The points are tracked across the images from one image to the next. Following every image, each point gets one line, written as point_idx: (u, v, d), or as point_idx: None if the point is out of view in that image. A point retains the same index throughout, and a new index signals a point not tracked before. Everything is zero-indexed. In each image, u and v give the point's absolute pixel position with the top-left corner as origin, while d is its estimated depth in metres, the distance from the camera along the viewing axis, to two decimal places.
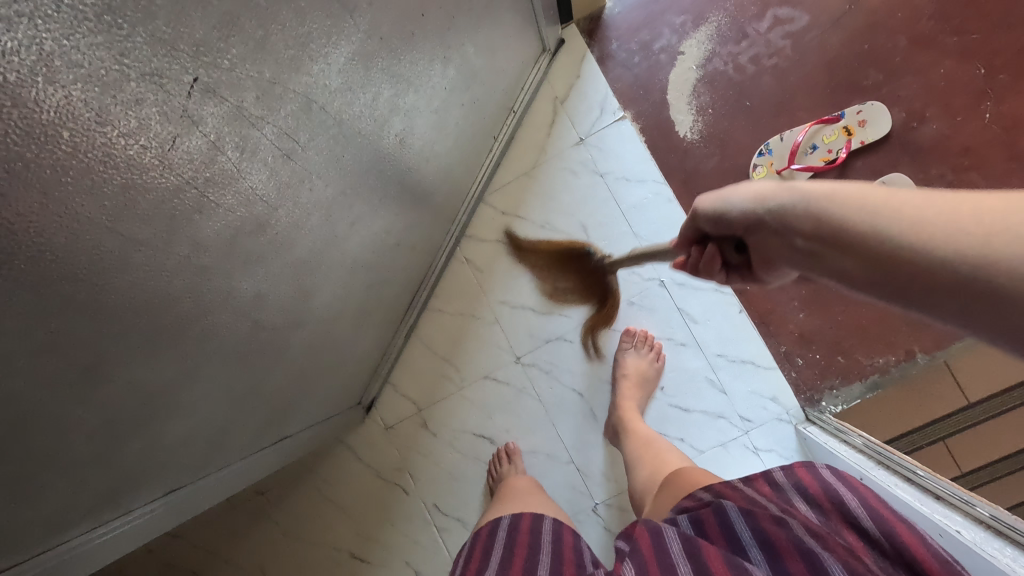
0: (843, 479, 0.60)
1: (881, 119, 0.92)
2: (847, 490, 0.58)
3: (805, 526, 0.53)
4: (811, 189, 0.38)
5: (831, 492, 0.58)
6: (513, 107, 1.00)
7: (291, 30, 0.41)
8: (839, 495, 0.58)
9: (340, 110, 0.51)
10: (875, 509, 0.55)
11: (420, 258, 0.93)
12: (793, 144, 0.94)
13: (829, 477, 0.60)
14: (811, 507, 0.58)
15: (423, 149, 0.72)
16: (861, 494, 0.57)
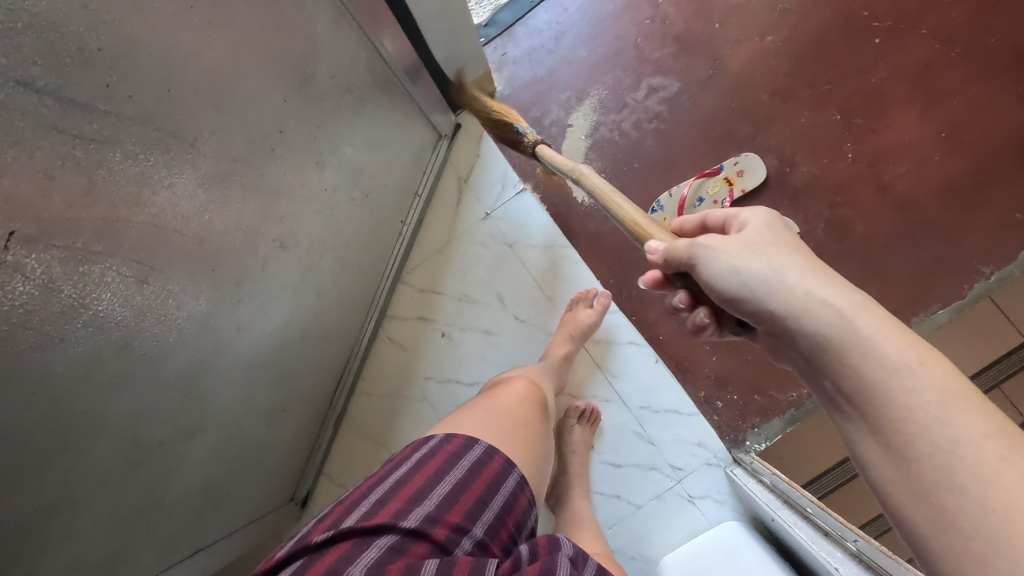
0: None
1: (757, 167, 1.00)
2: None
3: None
4: (858, 323, 0.42)
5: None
6: (418, 191, 1.04)
7: (121, 172, 0.44)
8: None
9: (199, 228, 0.54)
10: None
11: (336, 344, 0.94)
12: (680, 199, 1.00)
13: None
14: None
15: (314, 245, 0.75)
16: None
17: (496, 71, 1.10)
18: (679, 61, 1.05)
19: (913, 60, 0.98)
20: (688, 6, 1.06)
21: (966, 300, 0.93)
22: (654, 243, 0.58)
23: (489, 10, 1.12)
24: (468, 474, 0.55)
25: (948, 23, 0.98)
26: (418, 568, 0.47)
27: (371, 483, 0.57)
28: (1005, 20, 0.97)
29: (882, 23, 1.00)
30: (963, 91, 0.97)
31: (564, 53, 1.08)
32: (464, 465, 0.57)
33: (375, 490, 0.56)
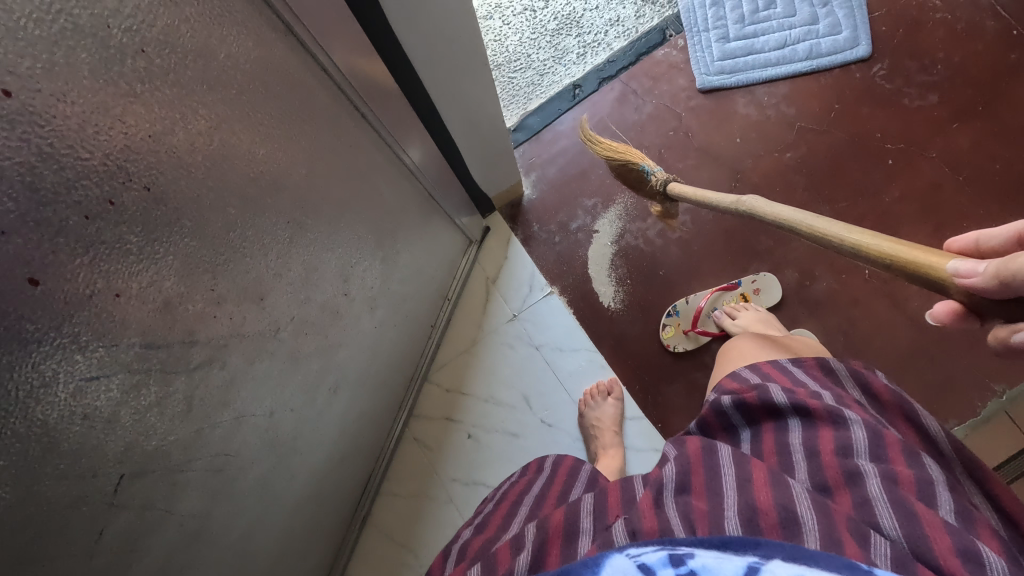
0: (811, 367, 0.61)
1: (774, 287, 1.04)
2: (817, 379, 0.59)
3: (850, 441, 0.50)
4: None
5: (838, 380, 0.59)
6: (448, 294, 1.06)
7: (215, 384, 0.45)
8: (830, 373, 0.60)
9: (270, 404, 0.55)
10: (851, 402, 0.55)
11: (367, 455, 0.94)
12: (696, 308, 1.04)
13: (797, 363, 0.62)
14: (801, 373, 0.60)
15: (360, 377, 0.76)
16: (827, 379, 0.59)
17: (524, 174, 1.14)
18: (702, 173, 1.09)
19: (923, 182, 1.04)
20: (709, 120, 1.10)
21: (978, 417, 0.97)
22: (956, 264, 0.41)
23: (518, 113, 1.16)
24: (556, 467, 0.68)
25: (955, 149, 1.04)
26: (576, 508, 0.53)
27: (516, 492, 0.66)
28: (1008, 148, 1.03)
29: (893, 146, 1.05)
30: (973, 214, 1.01)
31: (591, 159, 1.12)
32: (547, 466, 0.70)
33: (519, 500, 0.63)
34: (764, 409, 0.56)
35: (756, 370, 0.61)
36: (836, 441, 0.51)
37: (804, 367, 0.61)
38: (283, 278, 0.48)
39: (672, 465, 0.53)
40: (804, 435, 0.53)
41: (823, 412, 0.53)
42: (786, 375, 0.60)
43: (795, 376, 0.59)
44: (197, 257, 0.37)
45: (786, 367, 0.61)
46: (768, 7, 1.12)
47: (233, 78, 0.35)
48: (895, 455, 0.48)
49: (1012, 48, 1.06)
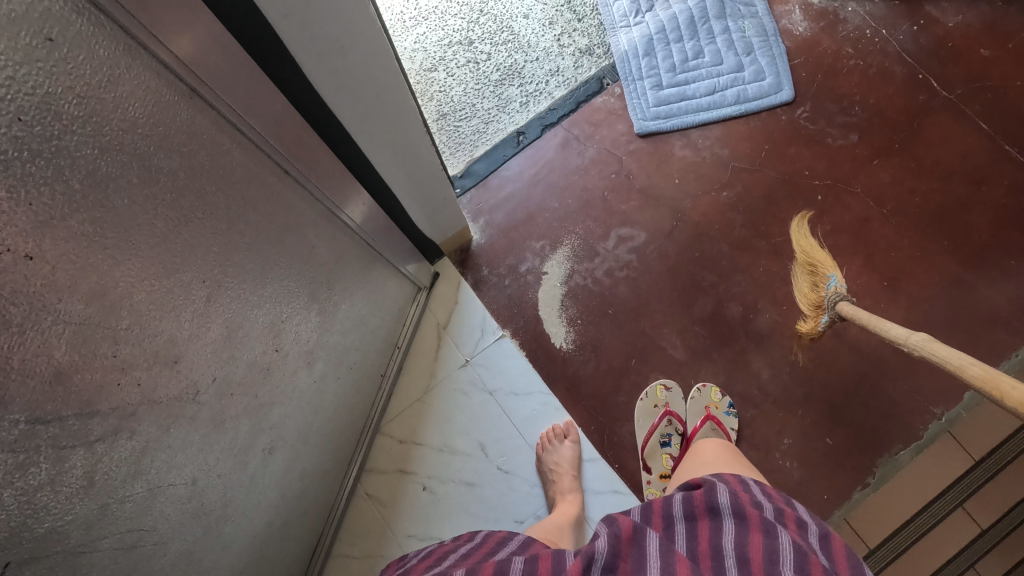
0: (770, 491, 0.59)
1: None
2: (770, 497, 0.57)
3: (776, 552, 0.48)
4: None
5: (786, 503, 0.57)
6: (397, 342, 1.04)
7: (125, 454, 0.42)
8: (789, 503, 0.57)
9: (192, 471, 0.52)
10: (791, 524, 0.52)
11: (316, 514, 0.89)
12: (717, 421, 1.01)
13: (756, 484, 0.60)
14: (756, 488, 0.58)
15: (301, 434, 0.73)
16: (777, 500, 0.57)
17: (472, 220, 1.15)
18: (645, 214, 1.12)
19: (851, 216, 1.09)
20: (649, 163, 1.15)
21: (923, 439, 0.99)
22: None
23: (464, 160, 1.18)
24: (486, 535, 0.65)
25: (877, 184, 1.10)
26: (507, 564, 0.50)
27: (442, 550, 0.64)
28: (925, 183, 1.09)
29: (821, 182, 1.11)
30: (899, 245, 1.07)
31: (537, 203, 1.14)
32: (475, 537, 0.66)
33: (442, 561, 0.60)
34: (708, 509, 0.54)
35: (716, 475, 0.61)
36: (764, 550, 0.48)
37: (760, 486, 0.60)
38: (201, 338, 0.47)
39: (603, 540, 0.51)
40: (737, 539, 0.51)
41: (761, 521, 0.51)
42: (740, 486, 0.58)
43: (750, 487, 0.58)
44: (92, 324, 0.36)
45: (745, 483, 0.59)
46: (697, 56, 1.19)
47: (129, 142, 0.34)
48: (817, 574, 0.45)
49: (920, 91, 1.14)
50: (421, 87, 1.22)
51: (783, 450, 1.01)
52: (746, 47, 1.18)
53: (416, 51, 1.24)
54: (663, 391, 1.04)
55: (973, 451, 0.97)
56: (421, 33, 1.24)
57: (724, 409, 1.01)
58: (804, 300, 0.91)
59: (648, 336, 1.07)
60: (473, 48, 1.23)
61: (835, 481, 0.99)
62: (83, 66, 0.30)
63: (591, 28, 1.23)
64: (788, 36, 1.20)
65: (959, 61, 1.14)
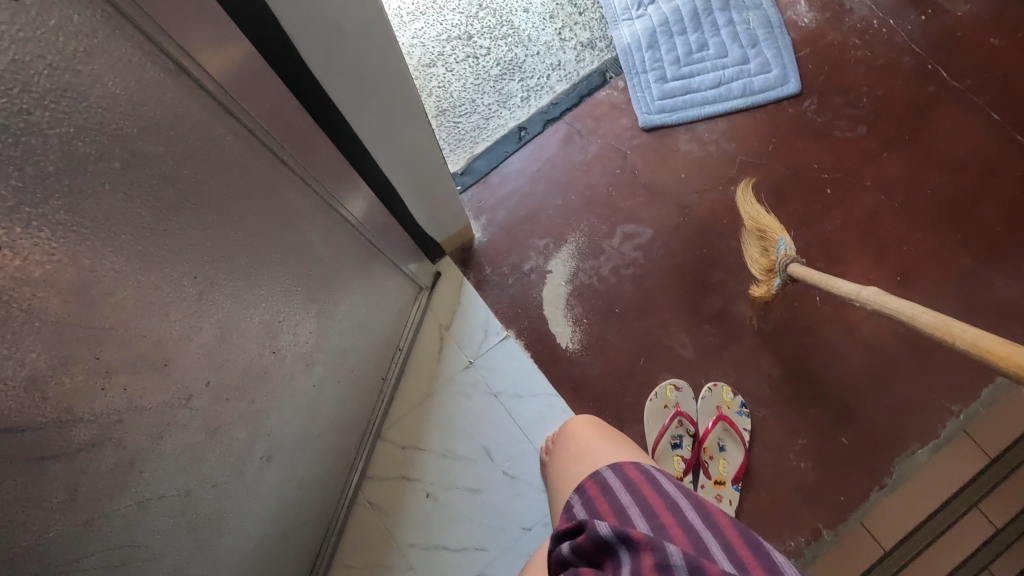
0: (634, 479, 0.57)
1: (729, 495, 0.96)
2: (634, 493, 0.55)
3: (669, 562, 0.45)
4: None
5: (654, 485, 0.56)
6: (399, 344, 1.01)
7: (111, 465, 0.39)
8: (652, 481, 0.56)
9: (184, 481, 0.48)
10: (669, 520, 0.51)
11: (315, 524, 0.86)
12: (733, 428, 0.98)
13: (614, 477, 0.58)
14: (619, 490, 0.56)
15: (300, 440, 0.70)
16: (644, 490, 0.55)
17: (473, 218, 1.11)
18: (651, 210, 1.10)
19: (861, 210, 1.07)
20: (654, 158, 1.12)
21: (939, 437, 0.97)
22: None
23: (464, 157, 1.15)
24: None
25: (888, 177, 1.08)
26: None
27: None
28: (936, 176, 1.07)
29: (830, 176, 1.09)
30: (911, 239, 1.05)
31: (540, 200, 1.11)
32: None
33: None
34: (594, 545, 0.50)
35: (583, 503, 0.57)
36: (658, 566, 0.45)
37: (620, 477, 0.58)
38: (194, 339, 0.44)
39: None
40: (632, 568, 0.46)
41: (642, 532, 0.48)
42: (607, 504, 0.55)
43: (614, 493, 0.56)
44: (72, 323, 0.32)
45: (607, 486, 0.57)
46: (701, 49, 1.16)
47: (111, 122, 0.31)
48: (707, 565, 0.44)
49: (929, 81, 1.12)
50: (420, 82, 1.19)
51: (797, 451, 0.98)
52: (751, 39, 1.16)
53: (414, 47, 1.21)
54: (673, 391, 1.01)
55: (989, 449, 0.95)
56: (419, 28, 1.22)
57: (736, 409, 1.00)
58: (757, 266, 0.96)
59: (655, 335, 1.04)
60: (473, 43, 1.20)
61: (851, 482, 0.96)
62: (55, 33, 0.27)
63: (593, 22, 1.20)
64: (794, 28, 1.17)
65: (968, 51, 1.12)
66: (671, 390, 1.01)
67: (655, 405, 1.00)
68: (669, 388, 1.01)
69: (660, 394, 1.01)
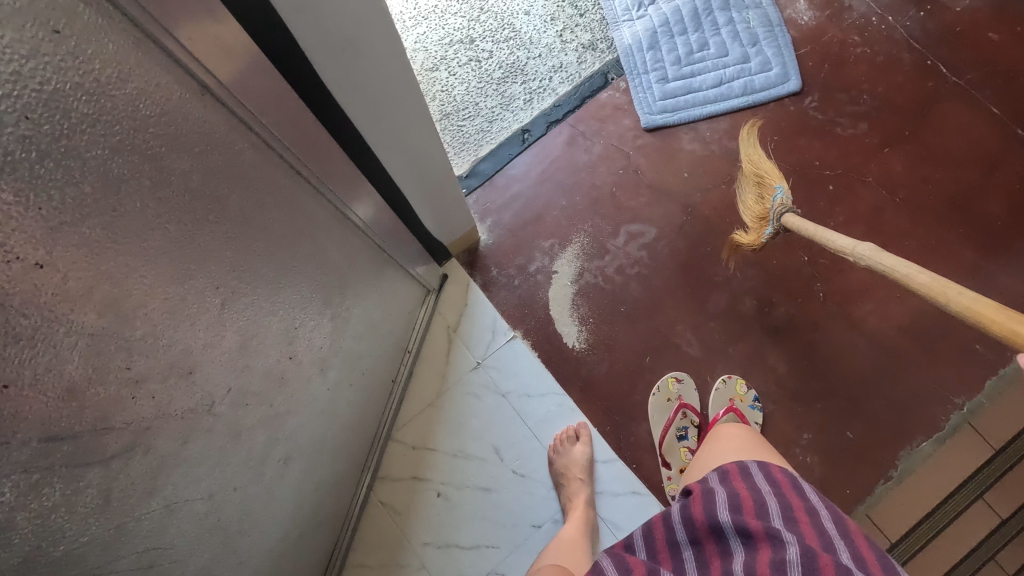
0: (774, 473, 0.57)
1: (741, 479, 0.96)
2: (774, 487, 0.55)
3: (784, 562, 0.46)
4: None
5: (794, 484, 0.55)
6: (408, 346, 1.02)
7: (141, 471, 0.40)
8: (797, 485, 0.55)
9: (208, 485, 0.50)
10: (802, 521, 0.50)
11: (330, 524, 0.87)
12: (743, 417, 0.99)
13: (759, 469, 0.57)
14: (760, 479, 0.56)
15: (316, 442, 0.71)
16: (785, 488, 0.55)
17: (479, 220, 1.13)
18: (655, 209, 1.11)
19: (864, 206, 1.08)
20: (657, 158, 1.13)
21: (944, 430, 0.98)
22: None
23: (469, 160, 1.16)
24: None
25: (890, 172, 1.09)
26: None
27: None
28: (937, 171, 1.08)
29: (832, 172, 1.10)
30: (913, 234, 1.06)
31: (545, 202, 1.13)
32: None
33: None
34: (710, 528, 0.53)
35: (718, 474, 0.59)
36: (772, 563, 0.46)
37: (764, 471, 0.57)
38: (217, 348, 0.45)
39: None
40: (744, 556, 0.49)
41: (764, 530, 0.49)
42: (745, 486, 0.56)
43: (751, 481, 0.56)
44: (107, 336, 0.34)
45: (749, 474, 0.57)
46: (702, 49, 1.17)
47: (141, 142, 0.32)
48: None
49: (929, 77, 1.12)
50: (423, 87, 1.20)
51: (803, 446, 0.99)
52: (751, 38, 1.17)
53: (417, 51, 1.22)
54: (675, 383, 1.02)
55: (994, 442, 0.96)
56: (422, 33, 1.23)
57: (748, 403, 1.00)
58: (752, 212, 0.97)
59: (661, 333, 1.06)
60: (475, 47, 1.21)
61: (857, 476, 0.97)
62: (91, 59, 0.29)
63: (594, 23, 1.21)
64: (793, 26, 1.18)
65: (968, 46, 1.13)
66: (673, 383, 1.02)
67: (659, 399, 1.02)
68: (670, 381, 1.02)
69: (662, 388, 1.02)
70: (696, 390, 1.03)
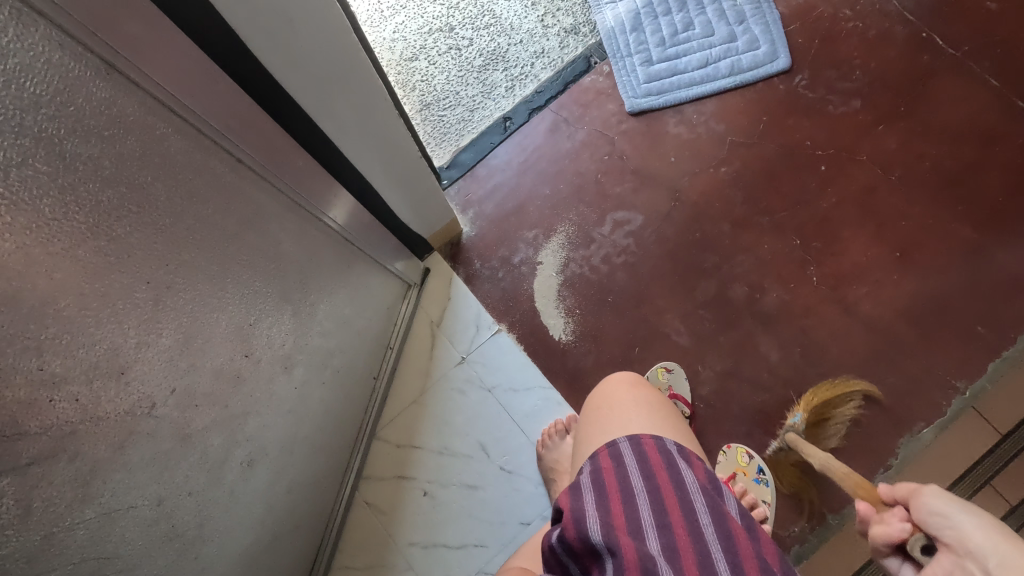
0: (649, 459, 0.53)
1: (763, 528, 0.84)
2: (647, 479, 0.51)
3: None
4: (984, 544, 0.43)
5: (670, 468, 0.52)
6: (390, 343, 1.00)
7: (70, 477, 0.38)
8: (673, 468, 0.52)
9: (157, 490, 0.48)
10: (681, 532, 0.48)
11: (311, 526, 0.85)
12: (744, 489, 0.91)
13: (631, 455, 0.53)
14: (632, 473, 0.52)
15: (285, 442, 0.69)
16: (659, 478, 0.51)
17: (461, 212, 1.10)
18: (641, 196, 1.08)
19: (857, 186, 1.04)
20: (643, 142, 1.10)
21: (945, 417, 0.94)
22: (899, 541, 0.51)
23: (450, 151, 1.14)
24: None
25: (884, 151, 1.05)
26: None
27: None
28: (933, 148, 1.04)
29: (824, 152, 1.06)
30: (910, 214, 1.02)
31: (528, 191, 1.10)
32: None
33: None
34: (585, 548, 0.49)
35: (590, 474, 0.53)
36: None
37: (638, 460, 0.53)
38: (154, 346, 0.43)
39: None
40: None
41: (637, 555, 0.46)
42: (615, 485, 0.51)
43: (623, 479, 0.51)
44: (10, 334, 0.32)
45: (621, 464, 0.53)
46: (687, 29, 1.13)
47: (32, 123, 0.30)
48: None
49: (924, 50, 1.08)
50: (402, 77, 1.17)
51: None
52: (737, 16, 1.13)
53: (395, 41, 1.19)
54: (665, 373, 0.99)
55: (1001, 427, 0.92)
56: (400, 22, 1.20)
57: (753, 476, 0.93)
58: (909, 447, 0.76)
59: (650, 323, 1.03)
60: (454, 35, 1.18)
61: (856, 465, 0.94)
62: None
63: (575, 6, 1.18)
64: (781, 2, 1.14)
65: (964, 17, 1.08)
66: (662, 373, 0.99)
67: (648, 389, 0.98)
68: (660, 372, 0.99)
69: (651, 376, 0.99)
70: (687, 380, 1.00)
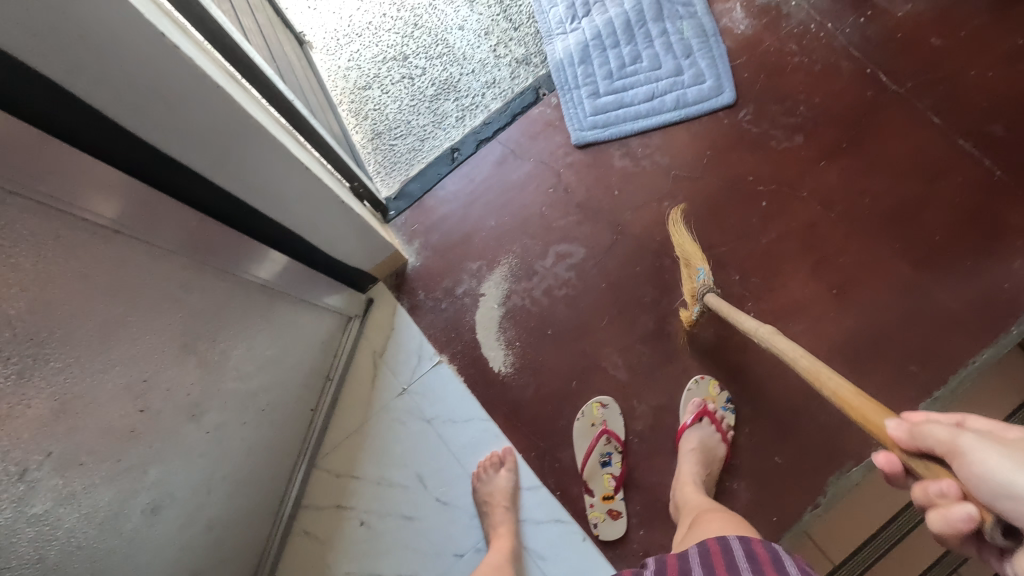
0: (755, 550, 0.60)
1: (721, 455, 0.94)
2: (753, 564, 0.58)
3: None
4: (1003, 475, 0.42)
5: (774, 561, 0.58)
6: (330, 373, 1.01)
7: None
8: (778, 565, 0.57)
9: (41, 549, 0.49)
10: None
11: (241, 559, 0.86)
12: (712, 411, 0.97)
13: (739, 545, 0.61)
14: (740, 558, 0.59)
15: (200, 483, 0.70)
16: (765, 565, 0.57)
17: (407, 242, 1.11)
18: (584, 228, 1.08)
19: (797, 222, 1.05)
20: (588, 175, 1.11)
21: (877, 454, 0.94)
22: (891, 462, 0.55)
23: (399, 180, 1.15)
24: None
25: (826, 186, 1.06)
26: None
27: None
28: (874, 184, 1.05)
29: (766, 187, 1.07)
30: (849, 250, 1.02)
31: (474, 222, 1.11)
32: None
33: None
34: None
35: (700, 551, 0.62)
36: None
37: (745, 548, 0.61)
38: (23, 416, 0.44)
39: None
40: None
41: None
42: (723, 561, 0.59)
43: (730, 559, 0.59)
44: None
45: (727, 548, 0.61)
46: (634, 62, 1.14)
47: None
48: None
49: (869, 86, 1.09)
50: (354, 106, 1.18)
51: (732, 472, 0.97)
52: (684, 49, 1.14)
53: (349, 70, 1.20)
54: (600, 408, 1.00)
55: None
56: (355, 50, 1.21)
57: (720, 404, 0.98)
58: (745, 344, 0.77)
59: (589, 356, 1.03)
60: (408, 64, 1.20)
61: (785, 502, 0.94)
62: None
63: (527, 37, 1.18)
64: (729, 35, 1.15)
65: (908, 52, 1.09)
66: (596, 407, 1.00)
67: (582, 423, 1.00)
68: (595, 405, 1.00)
69: (586, 411, 1.00)
70: (622, 414, 1.00)
